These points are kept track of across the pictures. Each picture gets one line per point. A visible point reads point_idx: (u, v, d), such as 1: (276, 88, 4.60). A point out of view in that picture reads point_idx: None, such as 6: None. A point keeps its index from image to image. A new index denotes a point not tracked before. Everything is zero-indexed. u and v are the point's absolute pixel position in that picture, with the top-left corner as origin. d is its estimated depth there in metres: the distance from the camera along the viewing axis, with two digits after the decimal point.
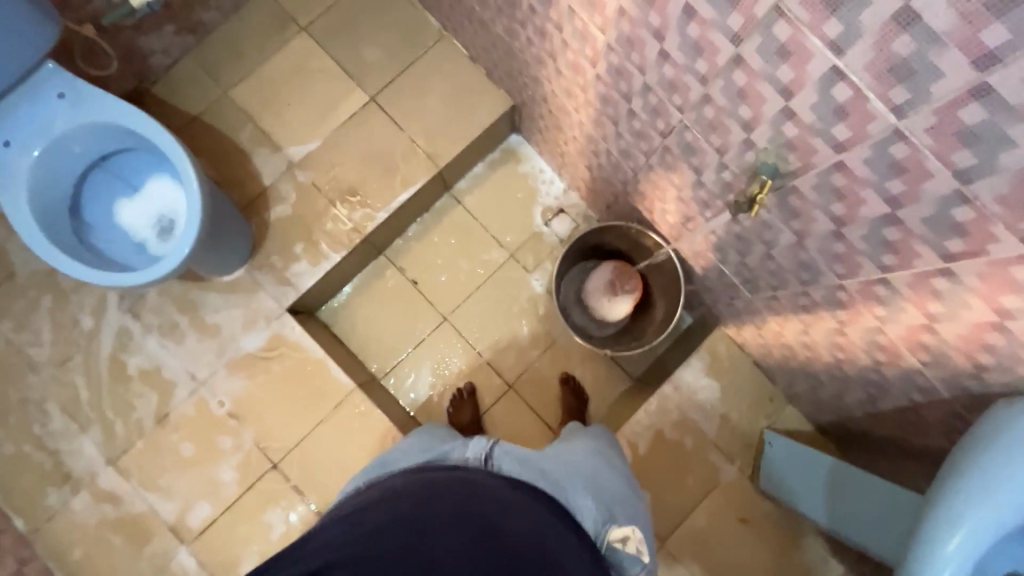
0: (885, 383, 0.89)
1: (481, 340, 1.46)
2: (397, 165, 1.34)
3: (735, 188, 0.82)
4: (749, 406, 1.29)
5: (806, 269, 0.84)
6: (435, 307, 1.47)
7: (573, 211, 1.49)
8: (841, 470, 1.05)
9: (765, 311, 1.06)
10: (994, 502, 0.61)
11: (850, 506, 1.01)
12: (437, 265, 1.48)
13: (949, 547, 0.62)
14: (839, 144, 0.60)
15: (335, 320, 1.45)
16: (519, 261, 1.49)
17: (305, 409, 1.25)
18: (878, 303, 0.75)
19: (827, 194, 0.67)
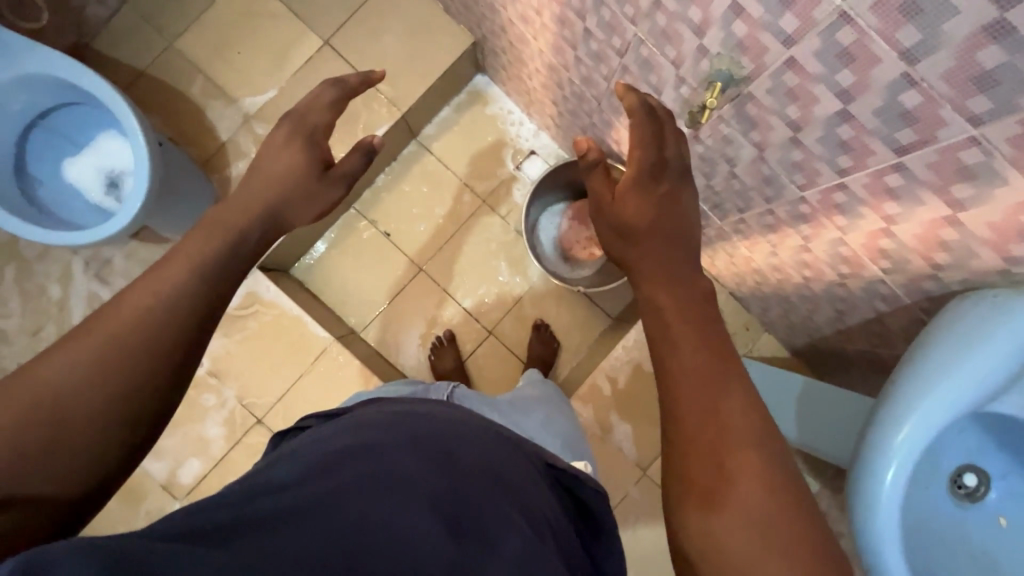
0: (850, 297, 0.89)
1: (458, 288, 1.46)
2: (358, 111, 1.30)
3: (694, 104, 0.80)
4: None
5: (769, 184, 0.82)
6: (411, 258, 1.46)
7: (544, 153, 1.46)
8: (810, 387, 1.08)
9: (735, 236, 1.05)
10: (946, 396, 0.64)
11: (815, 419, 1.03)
12: (410, 215, 1.46)
13: (899, 437, 0.65)
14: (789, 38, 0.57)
15: (309, 277, 1.44)
16: (492, 207, 1.47)
17: (285, 364, 1.26)
18: (838, 211, 0.74)
19: (781, 97, 0.65)
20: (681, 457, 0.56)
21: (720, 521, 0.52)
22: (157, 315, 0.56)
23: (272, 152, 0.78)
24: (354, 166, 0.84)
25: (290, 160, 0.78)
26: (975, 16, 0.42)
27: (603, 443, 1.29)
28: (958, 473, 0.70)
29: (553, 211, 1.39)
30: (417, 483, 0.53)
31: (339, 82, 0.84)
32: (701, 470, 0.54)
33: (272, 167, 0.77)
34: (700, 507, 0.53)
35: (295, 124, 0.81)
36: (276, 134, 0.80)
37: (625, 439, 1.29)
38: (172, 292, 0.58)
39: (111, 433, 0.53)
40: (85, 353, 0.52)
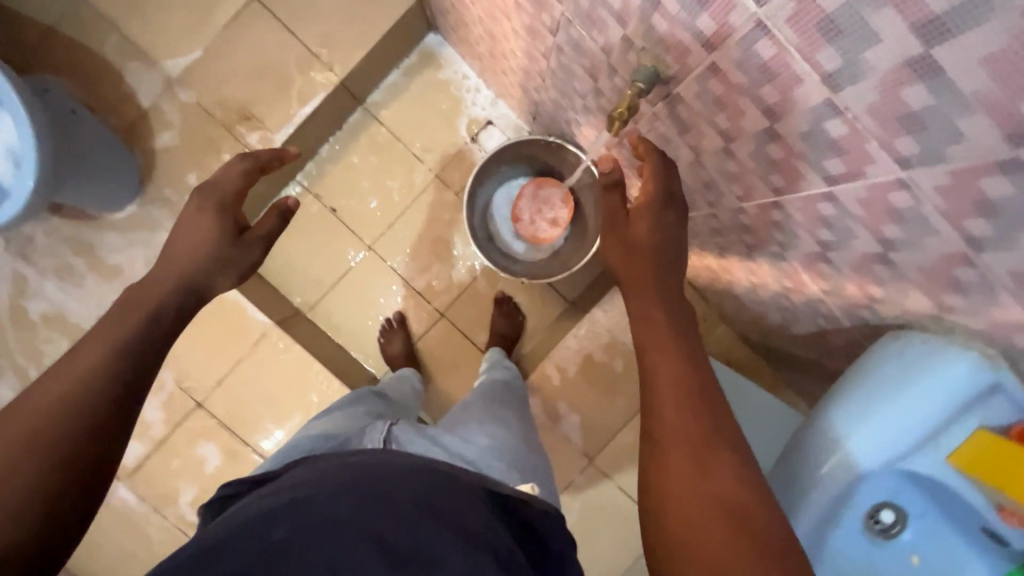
0: (793, 309, 0.83)
1: (408, 268, 1.40)
2: (291, 75, 1.18)
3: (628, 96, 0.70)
4: None
5: (709, 189, 0.74)
6: (359, 236, 1.39)
7: (501, 124, 1.36)
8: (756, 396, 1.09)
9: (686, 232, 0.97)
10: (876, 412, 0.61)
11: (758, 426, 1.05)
12: (359, 189, 1.38)
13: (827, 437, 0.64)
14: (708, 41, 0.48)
15: None
16: (446, 183, 1.38)
17: (224, 348, 1.22)
18: (775, 227, 0.66)
19: (710, 103, 0.56)
20: (654, 470, 0.51)
21: (697, 539, 0.47)
22: (105, 357, 0.55)
23: (182, 230, 0.71)
24: (275, 231, 0.77)
25: (200, 238, 0.70)
26: (898, 49, 0.33)
27: (550, 432, 1.27)
28: (877, 509, 0.65)
29: (507, 189, 1.30)
30: (342, 526, 0.46)
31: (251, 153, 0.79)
32: (677, 482, 0.49)
33: (182, 247, 0.69)
34: (681, 527, 0.48)
35: (203, 197, 0.74)
36: (185, 211, 0.72)
37: (572, 429, 1.27)
38: (117, 334, 0.57)
39: (41, 499, 0.48)
40: (28, 408, 0.50)
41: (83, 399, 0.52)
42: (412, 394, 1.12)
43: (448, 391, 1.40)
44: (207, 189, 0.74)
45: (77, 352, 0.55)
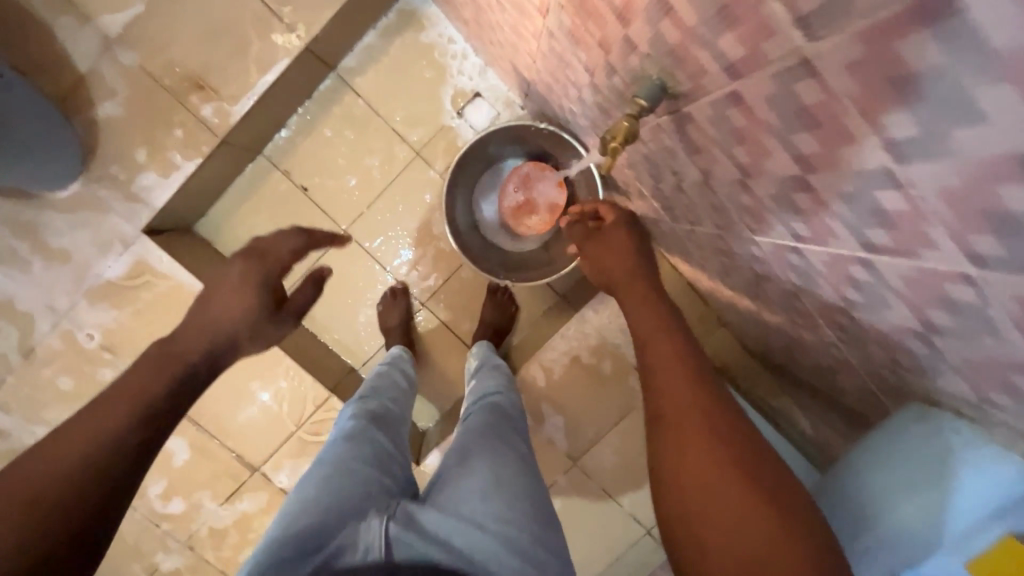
0: (801, 341, 0.75)
1: (387, 254, 1.30)
2: (248, 37, 1.03)
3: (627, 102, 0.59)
4: None
5: (718, 213, 0.64)
6: (333, 218, 1.28)
7: (491, 97, 1.23)
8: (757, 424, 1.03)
9: (689, 243, 0.87)
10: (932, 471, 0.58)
11: None
12: (333, 166, 1.26)
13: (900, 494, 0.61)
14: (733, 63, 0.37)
15: (218, 233, 1.27)
16: (427, 161, 1.26)
17: None
18: (791, 269, 0.57)
19: (726, 133, 0.45)
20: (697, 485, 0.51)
21: (747, 529, 0.48)
22: (169, 369, 0.72)
23: (226, 290, 0.84)
24: (302, 301, 0.96)
25: (240, 306, 0.83)
26: (1000, 139, 0.23)
27: (533, 434, 1.21)
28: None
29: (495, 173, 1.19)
30: None
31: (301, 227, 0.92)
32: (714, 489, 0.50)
33: (221, 314, 0.82)
34: (731, 517, 0.49)
35: (255, 266, 0.88)
36: (232, 274, 0.86)
37: (557, 432, 1.22)
38: (142, 394, 0.66)
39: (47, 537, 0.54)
40: (90, 433, 0.61)
41: (94, 446, 0.59)
42: (407, 384, 1.01)
43: (430, 384, 1.33)
44: (258, 260, 0.88)
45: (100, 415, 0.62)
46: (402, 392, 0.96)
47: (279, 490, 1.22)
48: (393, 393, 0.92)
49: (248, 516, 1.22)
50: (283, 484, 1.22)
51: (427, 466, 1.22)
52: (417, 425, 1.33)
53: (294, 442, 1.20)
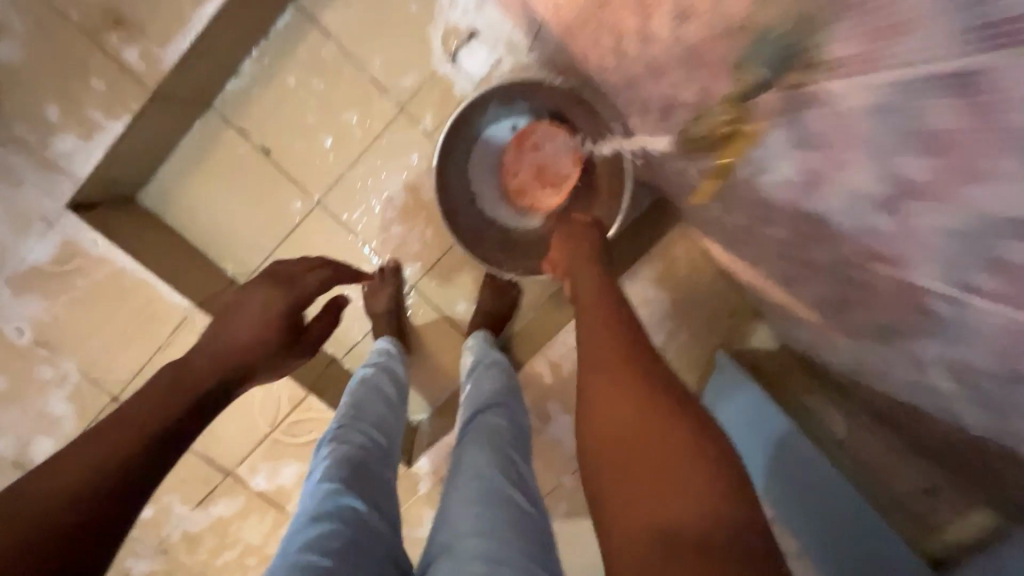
0: (881, 372, 0.60)
1: (370, 228, 1.11)
2: None
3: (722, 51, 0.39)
4: (702, 324, 1.04)
5: (810, 222, 0.46)
6: (303, 187, 1.08)
7: (490, 38, 1.02)
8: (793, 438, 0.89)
9: (740, 238, 0.70)
10: None
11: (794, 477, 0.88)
12: (301, 123, 1.05)
13: None
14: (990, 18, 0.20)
15: (166, 205, 1.07)
16: (413, 118, 1.06)
17: (136, 333, 0.98)
18: (916, 314, 0.41)
19: (907, 130, 0.27)
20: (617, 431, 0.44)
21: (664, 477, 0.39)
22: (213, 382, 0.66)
23: (241, 317, 0.76)
24: (319, 335, 0.90)
25: (257, 334, 0.75)
26: None
27: (537, 434, 1.09)
28: None
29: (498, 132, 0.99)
30: None
31: (333, 265, 0.88)
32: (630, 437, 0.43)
33: (234, 343, 0.73)
34: (651, 470, 0.40)
35: (280, 292, 0.81)
36: (251, 301, 0.78)
37: (564, 433, 1.09)
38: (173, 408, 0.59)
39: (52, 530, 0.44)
40: (102, 446, 0.51)
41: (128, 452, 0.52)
42: (397, 394, 0.86)
43: (422, 375, 1.19)
44: (284, 287, 0.81)
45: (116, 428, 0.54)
46: (389, 406, 0.80)
47: (257, 493, 1.10)
48: (382, 405, 0.79)
49: (224, 520, 1.11)
50: (260, 487, 1.10)
51: (420, 468, 1.10)
52: (409, 419, 1.20)
53: (270, 444, 1.07)
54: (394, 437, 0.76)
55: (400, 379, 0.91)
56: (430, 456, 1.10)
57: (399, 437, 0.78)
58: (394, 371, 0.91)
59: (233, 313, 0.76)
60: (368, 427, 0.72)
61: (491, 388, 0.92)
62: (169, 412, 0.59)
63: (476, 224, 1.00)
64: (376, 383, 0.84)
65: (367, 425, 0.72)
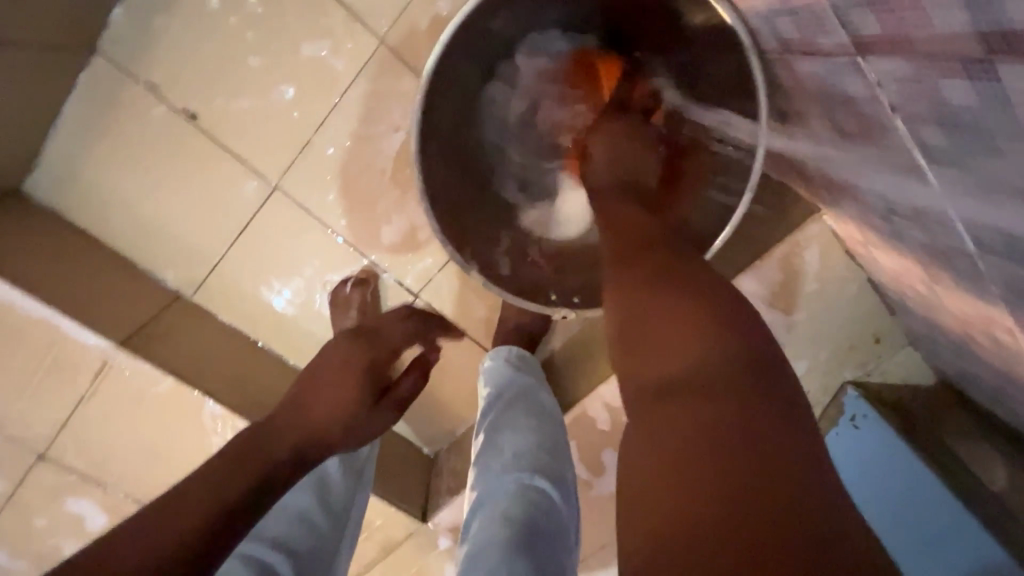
0: None
1: (352, 218, 0.80)
2: None
3: None
4: (829, 353, 0.72)
5: None
6: (251, 165, 0.76)
7: None
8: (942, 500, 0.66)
9: (1005, 294, 0.37)
10: None
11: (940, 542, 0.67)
12: (235, 68, 0.71)
13: None
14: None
15: (66, 196, 0.76)
16: (399, 52, 0.72)
17: (48, 382, 0.73)
18: None
19: None
20: (637, 406, 0.36)
21: (677, 462, 0.31)
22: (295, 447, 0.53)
23: (326, 376, 0.59)
24: (406, 397, 0.66)
25: (343, 398, 0.58)
26: None
27: (587, 488, 0.83)
28: None
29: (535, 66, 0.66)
30: None
31: (416, 322, 0.69)
32: (659, 422, 0.33)
33: (323, 409, 0.57)
34: (671, 473, 0.31)
35: (361, 351, 0.62)
36: (329, 359, 0.60)
37: None
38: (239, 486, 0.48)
39: None
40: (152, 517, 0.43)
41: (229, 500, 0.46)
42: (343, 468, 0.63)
43: (436, 402, 0.92)
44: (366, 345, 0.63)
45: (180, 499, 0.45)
46: (319, 498, 0.59)
47: None
48: (297, 502, 0.58)
49: None
50: None
51: (438, 523, 0.87)
52: (422, 452, 0.96)
53: None
54: (308, 569, 0.55)
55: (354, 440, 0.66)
56: (450, 511, 0.86)
57: (331, 560, 0.58)
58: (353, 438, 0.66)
59: (313, 372, 0.59)
60: (264, 552, 0.53)
61: (503, 433, 0.69)
62: (221, 487, 0.47)
63: (494, 215, 0.68)
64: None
65: (264, 548, 0.53)
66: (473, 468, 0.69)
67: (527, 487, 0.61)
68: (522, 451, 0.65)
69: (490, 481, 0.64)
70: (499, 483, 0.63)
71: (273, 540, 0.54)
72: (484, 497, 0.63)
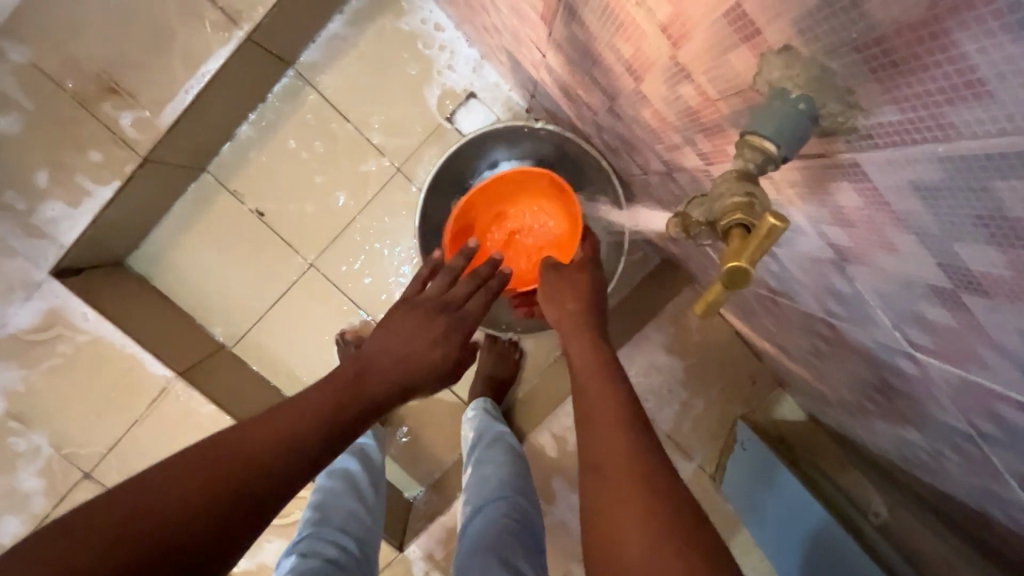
0: (931, 464, 0.52)
1: (365, 289, 1.07)
2: (172, 27, 0.81)
3: (728, 139, 0.34)
4: (719, 392, 0.96)
5: (840, 301, 0.40)
6: (296, 249, 1.05)
7: (488, 98, 1.03)
8: (787, 489, 0.83)
9: (757, 304, 0.64)
10: None
11: (784, 527, 0.83)
12: (297, 185, 1.04)
13: None
14: (1008, 30, 0.15)
15: (156, 267, 1.04)
16: (409, 176, 1.05)
17: (115, 404, 0.92)
18: (984, 416, 0.33)
19: (944, 221, 0.23)
20: (590, 485, 0.40)
21: (611, 493, 0.38)
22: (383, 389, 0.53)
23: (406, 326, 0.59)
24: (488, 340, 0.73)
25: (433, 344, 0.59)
26: None
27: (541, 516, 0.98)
28: None
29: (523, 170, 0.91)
30: None
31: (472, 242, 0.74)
32: (596, 461, 0.40)
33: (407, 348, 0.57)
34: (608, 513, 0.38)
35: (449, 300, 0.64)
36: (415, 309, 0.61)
37: (572, 511, 0.98)
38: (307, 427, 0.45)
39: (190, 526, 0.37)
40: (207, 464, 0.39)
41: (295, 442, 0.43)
42: (368, 478, 0.84)
43: (419, 445, 1.10)
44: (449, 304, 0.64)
45: (233, 444, 0.41)
46: (356, 497, 0.79)
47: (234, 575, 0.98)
48: (346, 504, 0.76)
49: None
50: (240, 567, 0.98)
51: (413, 551, 1.00)
52: (403, 495, 1.11)
53: None
54: (362, 540, 0.74)
55: (370, 457, 0.87)
56: (424, 539, 0.99)
57: (371, 537, 0.77)
58: (369, 457, 0.87)
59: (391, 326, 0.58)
60: (335, 534, 0.72)
61: (485, 449, 0.85)
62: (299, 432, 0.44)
63: None
64: (349, 477, 0.81)
65: (336, 533, 0.72)
66: (464, 491, 0.79)
67: (504, 489, 0.76)
68: (502, 462, 0.81)
69: (474, 482, 0.79)
70: (481, 488, 0.77)
71: (337, 526, 0.73)
72: (479, 505, 0.74)
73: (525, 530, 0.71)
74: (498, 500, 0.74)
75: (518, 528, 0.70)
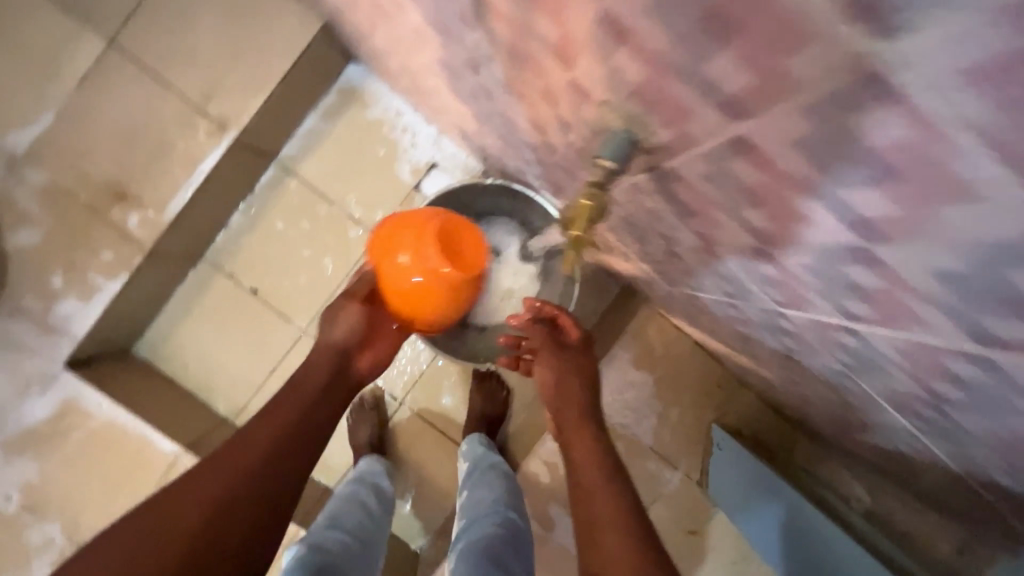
0: (852, 418, 0.61)
1: None
2: (169, 138, 0.94)
3: None
4: (690, 400, 1.03)
5: (728, 281, 0.50)
6: (289, 319, 1.15)
7: (449, 166, 1.18)
8: None
9: (692, 306, 0.74)
10: None
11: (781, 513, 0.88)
12: (286, 261, 1.15)
13: None
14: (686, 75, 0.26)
15: (161, 351, 1.13)
16: None
17: (125, 484, 0.97)
18: (839, 348, 0.43)
19: (732, 193, 0.34)
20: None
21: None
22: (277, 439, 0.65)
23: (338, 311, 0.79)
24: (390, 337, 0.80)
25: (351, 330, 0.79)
26: None
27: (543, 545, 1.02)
28: None
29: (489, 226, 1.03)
30: None
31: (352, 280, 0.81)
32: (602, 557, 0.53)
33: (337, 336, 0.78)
34: None
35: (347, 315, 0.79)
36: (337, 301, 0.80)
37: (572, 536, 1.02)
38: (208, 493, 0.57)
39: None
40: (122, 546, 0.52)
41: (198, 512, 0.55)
42: (377, 504, 0.89)
43: (419, 493, 1.14)
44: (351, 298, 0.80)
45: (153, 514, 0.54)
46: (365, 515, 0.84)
47: None
48: (353, 516, 0.82)
49: None
50: None
51: None
52: (410, 547, 1.13)
53: None
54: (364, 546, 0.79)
55: (382, 490, 0.92)
56: None
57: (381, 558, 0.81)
58: (378, 488, 0.92)
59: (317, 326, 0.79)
60: (336, 533, 0.77)
61: (484, 472, 0.91)
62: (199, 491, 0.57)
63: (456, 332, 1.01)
64: (353, 495, 0.87)
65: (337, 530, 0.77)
66: (462, 510, 0.85)
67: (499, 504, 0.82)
68: (500, 484, 0.87)
69: (474, 499, 0.85)
70: (478, 503, 0.83)
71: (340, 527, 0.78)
72: (473, 518, 0.80)
73: (518, 539, 0.76)
74: (491, 514, 0.80)
75: (506, 534, 0.76)
